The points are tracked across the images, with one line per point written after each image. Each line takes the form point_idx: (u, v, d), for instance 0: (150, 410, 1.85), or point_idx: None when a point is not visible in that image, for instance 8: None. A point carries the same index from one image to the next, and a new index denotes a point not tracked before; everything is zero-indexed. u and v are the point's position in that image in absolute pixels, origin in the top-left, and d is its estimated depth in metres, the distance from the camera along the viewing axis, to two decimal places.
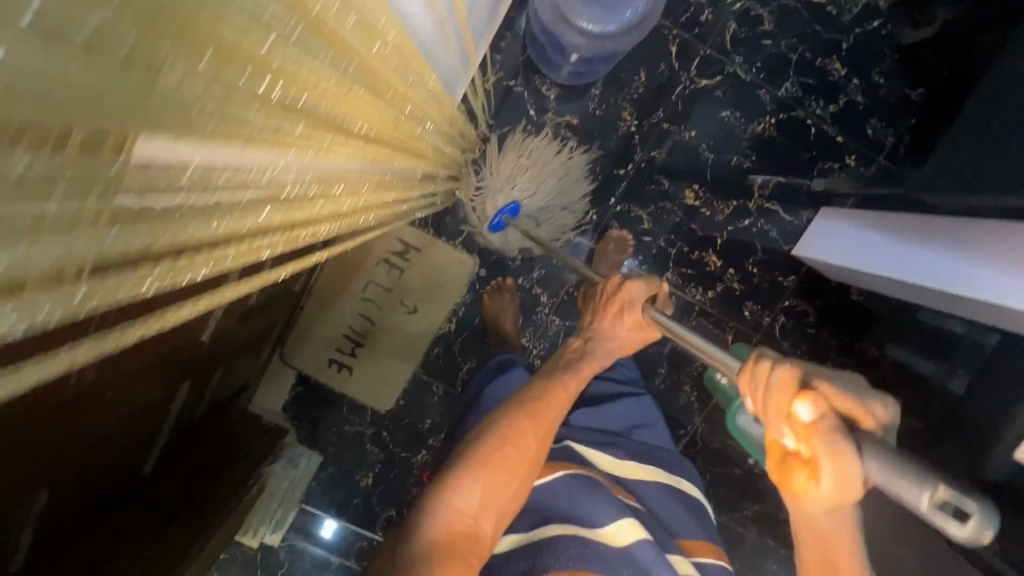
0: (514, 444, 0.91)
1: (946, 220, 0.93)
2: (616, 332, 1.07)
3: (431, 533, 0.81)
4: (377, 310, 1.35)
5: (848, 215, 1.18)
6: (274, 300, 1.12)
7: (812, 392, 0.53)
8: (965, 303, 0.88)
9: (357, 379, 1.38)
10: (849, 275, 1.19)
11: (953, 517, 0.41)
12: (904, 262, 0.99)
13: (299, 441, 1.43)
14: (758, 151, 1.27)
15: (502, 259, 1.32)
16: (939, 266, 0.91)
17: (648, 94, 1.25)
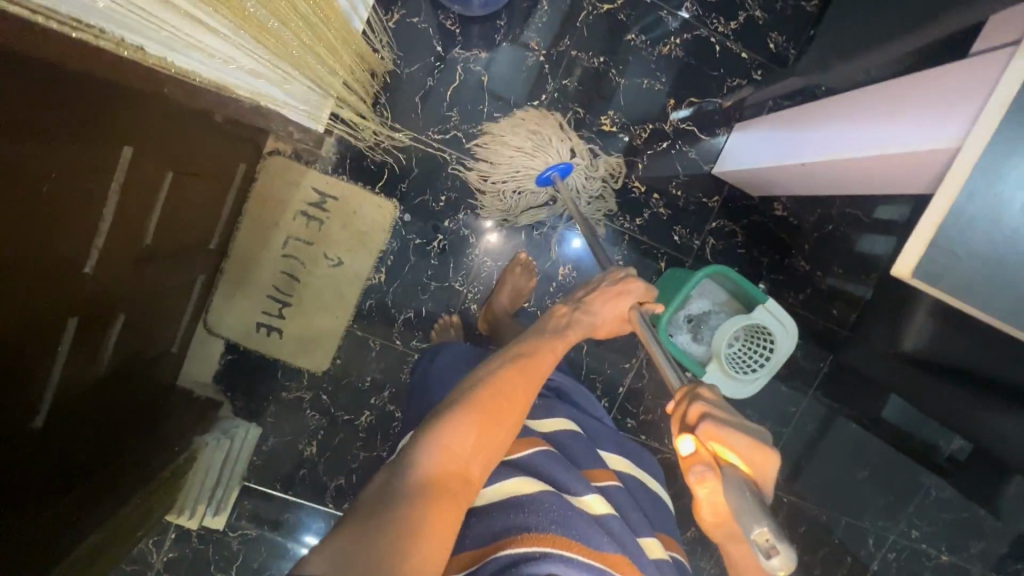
0: (507, 397, 0.79)
1: (843, 97, 0.94)
2: (601, 311, 0.99)
3: (418, 472, 0.67)
4: (300, 266, 1.31)
5: (759, 122, 1.21)
6: (177, 253, 1.07)
7: (699, 436, 0.66)
8: (852, 171, 0.90)
9: (289, 341, 1.34)
10: (761, 181, 1.21)
11: (767, 553, 0.53)
12: (799, 146, 1.01)
13: (236, 414, 1.37)
14: (667, 72, 1.30)
15: (426, 201, 1.30)
16: (829, 139, 0.92)
17: (554, 23, 1.26)
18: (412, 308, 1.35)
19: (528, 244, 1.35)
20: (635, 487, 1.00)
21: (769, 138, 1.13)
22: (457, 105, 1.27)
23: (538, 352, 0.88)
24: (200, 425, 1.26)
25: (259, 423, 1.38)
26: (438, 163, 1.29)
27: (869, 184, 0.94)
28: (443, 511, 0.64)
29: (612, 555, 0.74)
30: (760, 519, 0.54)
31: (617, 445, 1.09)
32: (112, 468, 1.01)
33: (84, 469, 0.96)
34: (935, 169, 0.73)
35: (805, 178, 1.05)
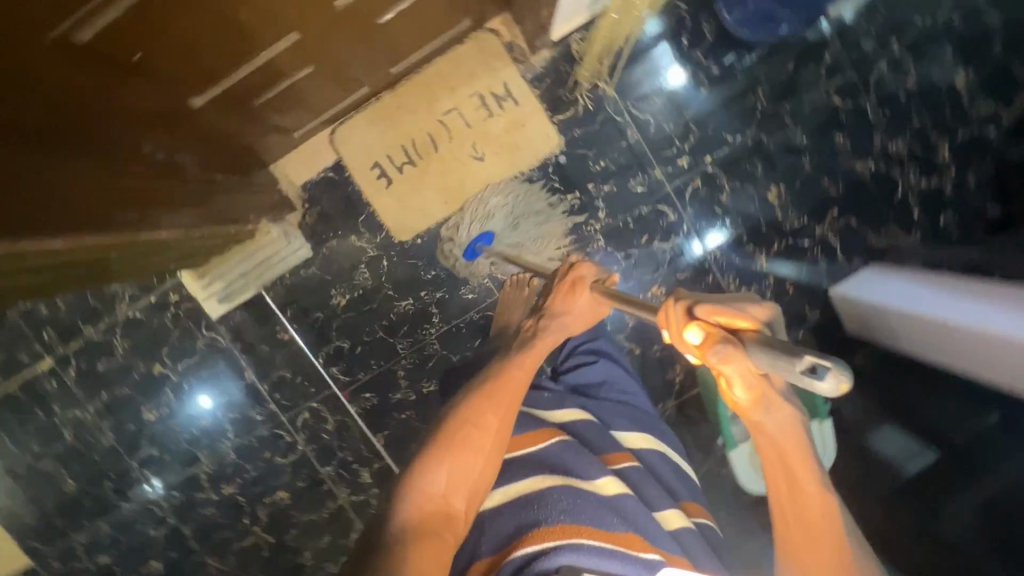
0: (475, 426, 0.80)
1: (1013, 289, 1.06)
2: (571, 310, 0.95)
3: (401, 517, 0.72)
4: (447, 138, 1.31)
5: (889, 274, 1.30)
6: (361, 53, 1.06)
7: (708, 320, 0.65)
8: (996, 348, 0.99)
9: (391, 195, 1.32)
10: (878, 323, 1.29)
11: (811, 368, 0.51)
12: (954, 310, 1.11)
13: (299, 227, 1.34)
14: (848, 186, 1.35)
15: (586, 157, 1.32)
16: (992, 314, 1.03)
17: (786, 84, 1.31)
18: (511, 237, 1.35)
19: (642, 249, 1.35)
20: (658, 463, 0.97)
21: (904, 289, 1.23)
22: (666, 96, 1.31)
23: (511, 370, 0.87)
24: (263, 214, 1.22)
25: (313, 249, 1.35)
26: (619, 132, 1.32)
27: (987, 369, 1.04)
28: (431, 546, 0.69)
29: (623, 532, 0.72)
30: (798, 352, 0.52)
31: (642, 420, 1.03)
32: (207, 189, 0.99)
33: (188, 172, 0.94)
34: None
35: (935, 336, 1.14)
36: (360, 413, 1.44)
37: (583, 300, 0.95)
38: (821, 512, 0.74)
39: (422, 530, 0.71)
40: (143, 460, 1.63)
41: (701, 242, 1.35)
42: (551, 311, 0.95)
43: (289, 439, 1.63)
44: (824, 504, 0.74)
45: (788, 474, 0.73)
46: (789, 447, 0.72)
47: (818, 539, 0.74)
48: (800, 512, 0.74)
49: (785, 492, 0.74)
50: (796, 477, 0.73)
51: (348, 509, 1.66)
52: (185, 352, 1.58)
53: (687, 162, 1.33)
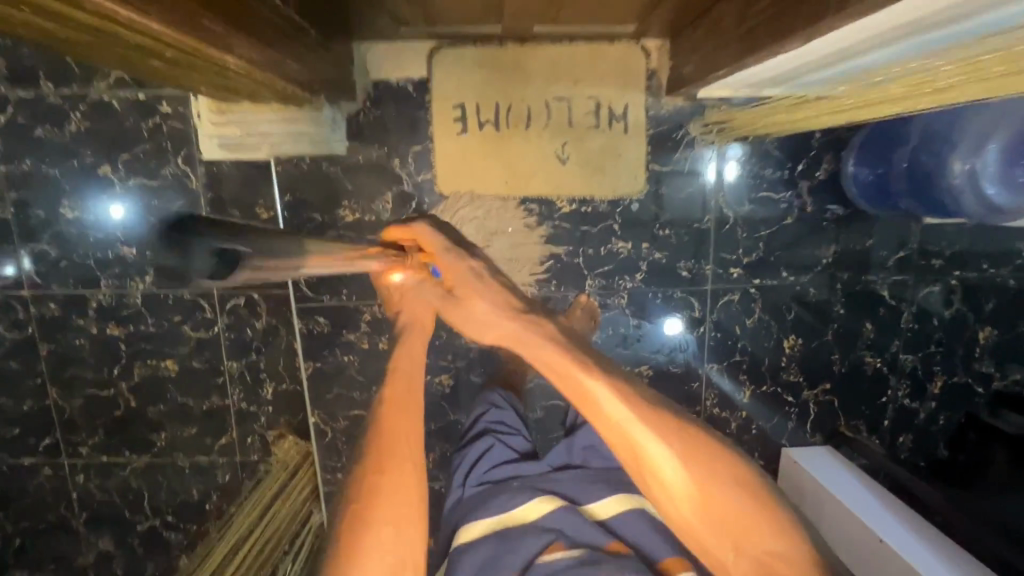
0: (367, 499, 0.80)
1: (944, 540, 1.14)
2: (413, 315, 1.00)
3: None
4: (543, 123, 1.20)
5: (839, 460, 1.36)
6: None
7: None
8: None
9: (457, 144, 1.20)
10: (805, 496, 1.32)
11: None
12: (894, 534, 1.14)
13: (346, 120, 1.18)
14: (849, 371, 1.37)
15: (654, 217, 1.26)
16: (929, 561, 1.07)
17: (858, 257, 1.30)
18: (544, 251, 1.26)
19: (653, 326, 1.32)
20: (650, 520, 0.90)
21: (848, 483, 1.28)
22: (754, 206, 1.27)
23: (385, 434, 0.86)
24: (335, 89, 1.06)
25: (349, 150, 1.19)
26: (696, 213, 1.27)
27: None
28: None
29: None
30: None
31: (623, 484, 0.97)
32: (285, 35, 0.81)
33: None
34: None
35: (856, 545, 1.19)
36: (302, 333, 1.30)
37: (419, 337, 0.97)
38: (686, 459, 0.72)
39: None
40: (34, 253, 1.39)
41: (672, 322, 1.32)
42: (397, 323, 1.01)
43: (208, 315, 1.45)
44: (675, 440, 0.73)
45: (631, 449, 0.73)
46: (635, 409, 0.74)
47: (724, 518, 0.71)
48: (688, 492, 0.71)
49: (655, 479, 0.73)
50: (633, 441, 0.73)
51: (231, 412, 1.51)
52: (144, 170, 1.35)
53: (737, 274, 1.30)
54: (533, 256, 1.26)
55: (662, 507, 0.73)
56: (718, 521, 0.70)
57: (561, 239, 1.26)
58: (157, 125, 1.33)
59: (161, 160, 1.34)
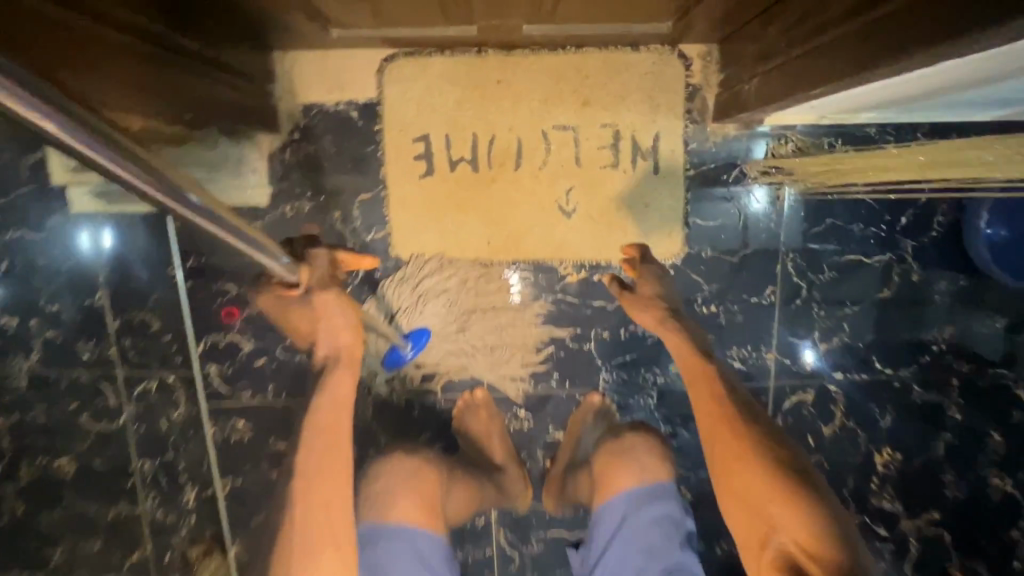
0: None
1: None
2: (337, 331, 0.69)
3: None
4: (539, 160, 0.87)
5: None
6: None
7: None
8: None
9: (422, 191, 0.87)
10: None
11: None
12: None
13: (267, 159, 0.86)
14: (970, 495, 0.99)
15: (694, 288, 0.91)
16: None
17: (982, 342, 0.93)
18: (542, 335, 0.92)
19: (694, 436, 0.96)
20: None
21: None
22: (837, 274, 0.91)
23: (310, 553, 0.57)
24: (245, 117, 0.77)
25: (272, 199, 0.86)
26: (754, 281, 0.91)
27: None
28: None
29: None
30: None
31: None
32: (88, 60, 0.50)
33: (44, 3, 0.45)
34: None
35: None
36: (216, 439, 0.96)
37: (348, 377, 0.68)
38: (770, 458, 0.66)
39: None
40: None
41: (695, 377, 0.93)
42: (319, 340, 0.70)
43: (112, 403, 1.12)
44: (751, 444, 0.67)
45: (721, 420, 0.70)
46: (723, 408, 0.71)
47: (753, 525, 0.64)
48: (754, 474, 0.65)
49: (732, 449, 0.68)
50: (728, 411, 0.71)
51: (143, 524, 1.17)
52: (27, 220, 1.04)
53: (812, 366, 0.94)
54: (528, 341, 0.92)
55: (721, 472, 0.69)
56: (755, 502, 0.64)
57: (565, 320, 0.91)
58: (41, 164, 1.03)
59: (47, 208, 1.04)
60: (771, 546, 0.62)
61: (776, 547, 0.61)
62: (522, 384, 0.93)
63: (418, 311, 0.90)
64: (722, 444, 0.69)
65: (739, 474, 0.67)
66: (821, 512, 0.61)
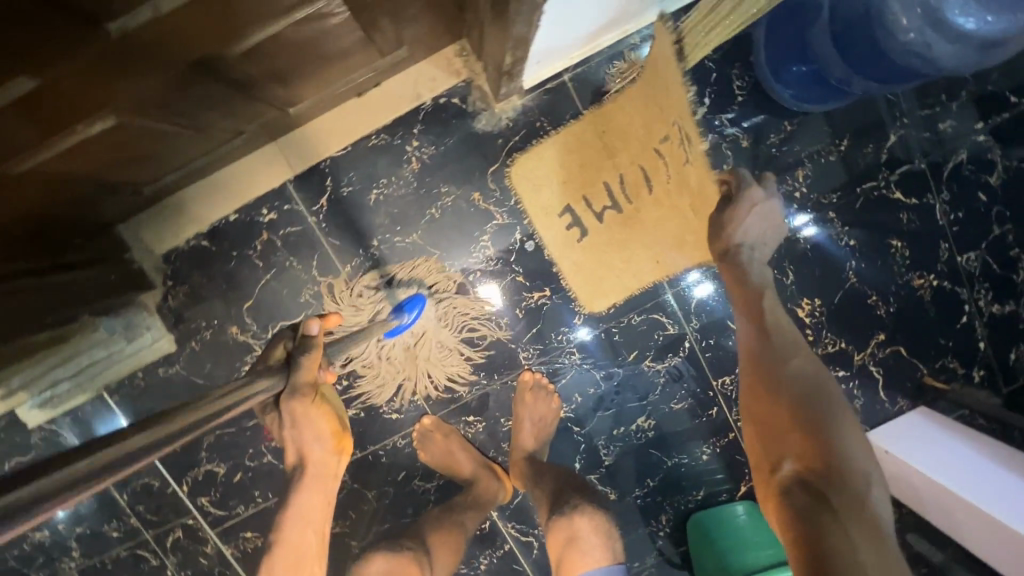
0: None
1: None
2: (307, 428, 0.69)
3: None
4: (374, 203, 0.94)
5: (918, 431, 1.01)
6: (217, 104, 0.68)
7: None
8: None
9: (291, 275, 0.95)
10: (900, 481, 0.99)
11: None
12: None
13: (157, 312, 0.95)
14: (901, 304, 1.02)
15: (560, 245, 0.96)
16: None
17: (837, 168, 0.96)
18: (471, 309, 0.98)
19: (628, 368, 1.02)
20: None
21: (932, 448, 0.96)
22: None
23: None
24: (108, 291, 0.85)
25: (178, 341, 0.97)
26: None
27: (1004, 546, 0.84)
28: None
29: None
30: None
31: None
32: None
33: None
34: None
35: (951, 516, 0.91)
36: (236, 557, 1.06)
37: (316, 493, 0.72)
38: (800, 383, 0.68)
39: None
40: None
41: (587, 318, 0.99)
42: (295, 437, 0.70)
43: (155, 563, 1.24)
44: (767, 368, 0.71)
45: (753, 328, 0.75)
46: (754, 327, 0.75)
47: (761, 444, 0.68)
48: (778, 398, 0.68)
49: (761, 366, 0.72)
50: (757, 320, 0.75)
51: None
52: None
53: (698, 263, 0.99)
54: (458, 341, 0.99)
55: (750, 384, 0.72)
56: (771, 427, 0.67)
57: (467, 324, 0.99)
58: None
59: None
60: (780, 471, 0.64)
61: (783, 470, 0.64)
62: (457, 395, 1.01)
63: (394, 293, 0.96)
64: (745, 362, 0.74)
65: (760, 397, 0.70)
66: (835, 441, 0.63)
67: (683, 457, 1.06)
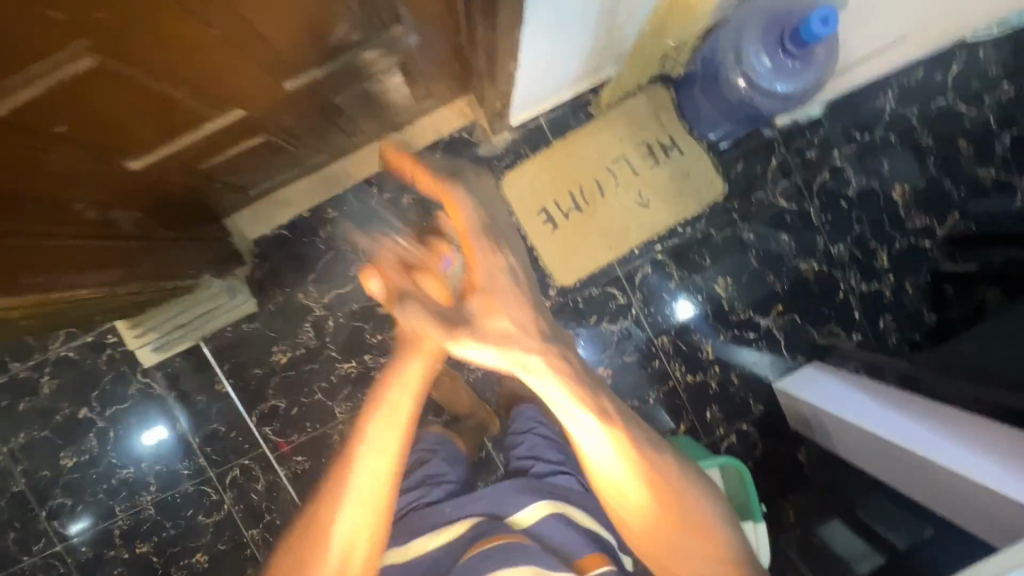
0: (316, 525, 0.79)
1: (944, 408, 1.09)
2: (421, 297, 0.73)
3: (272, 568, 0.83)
4: (406, 205, 1.32)
5: (816, 375, 1.34)
6: (315, 132, 1.08)
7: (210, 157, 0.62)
8: (936, 475, 0.97)
9: (346, 256, 1.33)
10: (804, 415, 1.30)
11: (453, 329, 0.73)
12: (884, 421, 1.11)
13: (246, 281, 1.32)
14: (793, 282, 1.38)
15: (538, 236, 1.34)
16: (926, 437, 1.03)
17: (737, 182, 1.35)
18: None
19: (591, 329, 1.36)
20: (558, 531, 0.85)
21: (824, 383, 1.29)
22: (622, 186, 1.33)
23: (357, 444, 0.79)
24: (219, 264, 1.21)
25: (259, 303, 1.32)
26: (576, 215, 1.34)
27: (873, 449, 1.15)
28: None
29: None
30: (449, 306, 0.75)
31: (543, 489, 0.93)
32: (139, 247, 0.96)
33: (92, 230, 0.85)
34: (945, 484, 0.97)
35: (839, 431, 1.22)
36: (289, 477, 1.37)
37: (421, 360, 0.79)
38: (677, 482, 0.84)
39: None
40: (53, 509, 1.52)
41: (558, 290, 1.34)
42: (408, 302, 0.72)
43: (215, 497, 1.54)
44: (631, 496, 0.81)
45: (605, 474, 0.80)
46: (609, 470, 0.80)
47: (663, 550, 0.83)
48: (661, 525, 0.82)
49: (629, 497, 0.81)
50: (606, 464, 0.80)
51: None
52: (115, 396, 1.51)
53: (638, 250, 1.36)
54: None
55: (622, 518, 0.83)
56: (664, 543, 0.82)
57: None
58: (110, 355, 1.49)
59: (124, 384, 1.50)
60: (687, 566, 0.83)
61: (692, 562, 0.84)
62: None
63: None
64: (612, 491, 0.81)
65: (644, 520, 0.82)
66: (707, 525, 0.84)
67: (634, 400, 1.38)
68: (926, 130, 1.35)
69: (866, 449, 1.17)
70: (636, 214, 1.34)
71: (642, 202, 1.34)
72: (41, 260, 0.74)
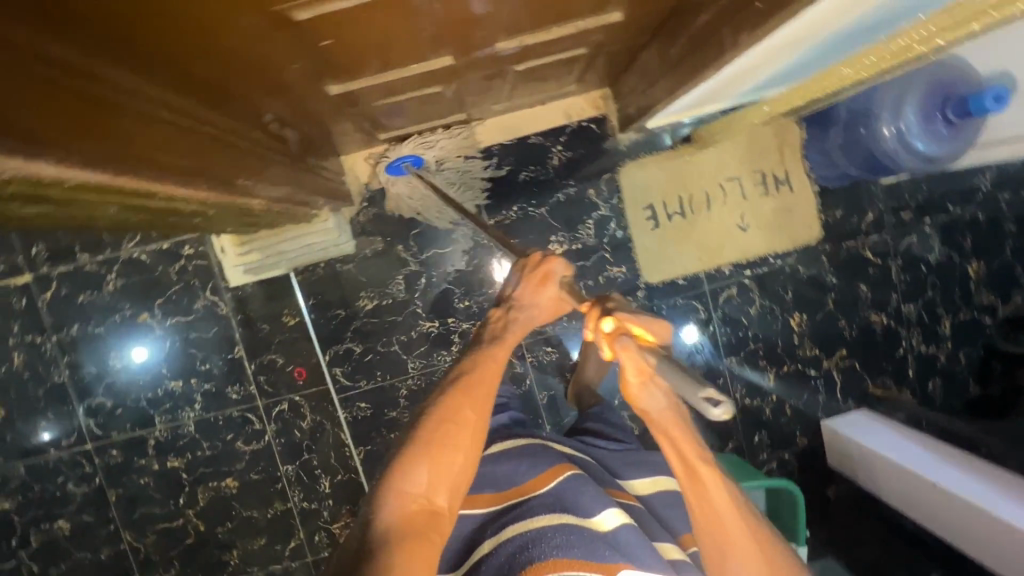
0: (452, 421, 0.72)
1: (991, 465, 1.19)
2: (534, 302, 0.81)
3: (383, 523, 0.65)
4: (522, 181, 1.35)
5: (865, 420, 1.41)
6: (474, 92, 1.09)
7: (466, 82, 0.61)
8: (993, 530, 1.05)
9: (452, 217, 1.34)
10: (849, 455, 1.38)
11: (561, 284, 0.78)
12: (934, 469, 1.20)
13: (350, 222, 1.33)
14: (861, 331, 1.45)
15: (639, 238, 1.37)
16: (976, 489, 1.12)
17: (833, 227, 1.41)
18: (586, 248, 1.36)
19: None
20: (659, 504, 0.93)
21: (873, 428, 1.38)
22: (728, 205, 1.38)
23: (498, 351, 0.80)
24: (335, 201, 1.21)
25: (357, 246, 1.33)
26: (678, 224, 1.38)
27: (919, 498, 1.22)
28: (425, 562, 0.62)
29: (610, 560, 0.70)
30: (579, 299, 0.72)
31: (645, 462, 1.00)
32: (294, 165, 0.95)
33: (273, 140, 0.85)
34: (995, 539, 1.05)
35: (885, 474, 1.30)
36: (348, 421, 1.38)
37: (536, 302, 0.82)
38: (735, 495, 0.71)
39: (367, 546, 0.63)
40: (91, 407, 1.50)
41: (646, 292, 1.38)
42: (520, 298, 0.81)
43: (258, 427, 1.54)
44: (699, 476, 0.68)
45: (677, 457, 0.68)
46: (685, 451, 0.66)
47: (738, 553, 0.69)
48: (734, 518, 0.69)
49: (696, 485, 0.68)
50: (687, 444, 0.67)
51: (295, 513, 1.56)
52: (179, 308, 1.49)
53: (728, 269, 1.41)
54: None
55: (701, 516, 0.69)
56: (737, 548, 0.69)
57: None
58: (184, 266, 1.48)
59: (192, 297, 1.49)
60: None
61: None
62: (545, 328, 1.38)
63: (531, 234, 1.35)
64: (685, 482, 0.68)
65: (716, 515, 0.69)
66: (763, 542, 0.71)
67: None
68: (1013, 216, 1.43)
69: (912, 498, 1.24)
70: (733, 234, 1.39)
71: (742, 225, 1.39)
72: (245, 161, 0.75)
